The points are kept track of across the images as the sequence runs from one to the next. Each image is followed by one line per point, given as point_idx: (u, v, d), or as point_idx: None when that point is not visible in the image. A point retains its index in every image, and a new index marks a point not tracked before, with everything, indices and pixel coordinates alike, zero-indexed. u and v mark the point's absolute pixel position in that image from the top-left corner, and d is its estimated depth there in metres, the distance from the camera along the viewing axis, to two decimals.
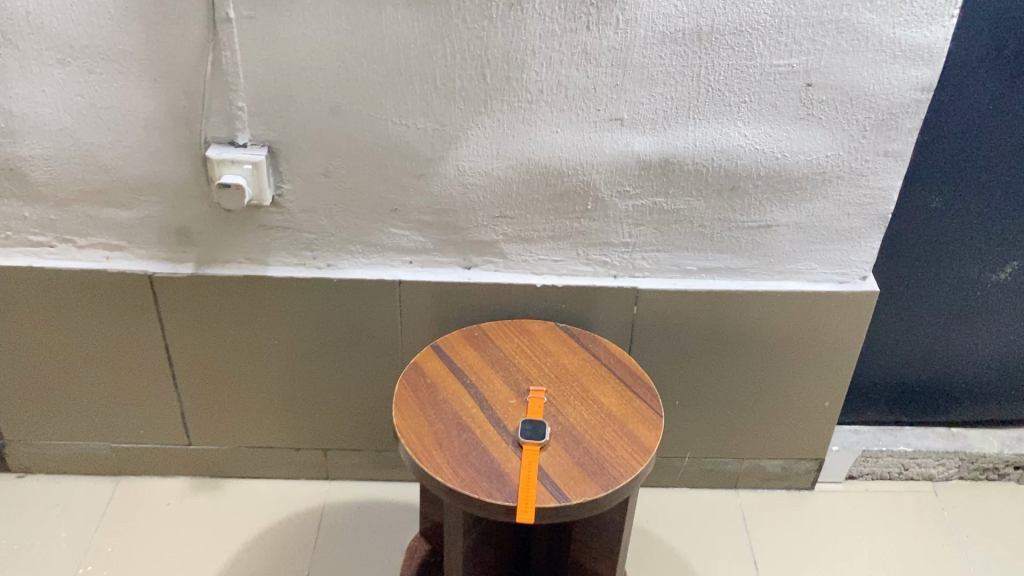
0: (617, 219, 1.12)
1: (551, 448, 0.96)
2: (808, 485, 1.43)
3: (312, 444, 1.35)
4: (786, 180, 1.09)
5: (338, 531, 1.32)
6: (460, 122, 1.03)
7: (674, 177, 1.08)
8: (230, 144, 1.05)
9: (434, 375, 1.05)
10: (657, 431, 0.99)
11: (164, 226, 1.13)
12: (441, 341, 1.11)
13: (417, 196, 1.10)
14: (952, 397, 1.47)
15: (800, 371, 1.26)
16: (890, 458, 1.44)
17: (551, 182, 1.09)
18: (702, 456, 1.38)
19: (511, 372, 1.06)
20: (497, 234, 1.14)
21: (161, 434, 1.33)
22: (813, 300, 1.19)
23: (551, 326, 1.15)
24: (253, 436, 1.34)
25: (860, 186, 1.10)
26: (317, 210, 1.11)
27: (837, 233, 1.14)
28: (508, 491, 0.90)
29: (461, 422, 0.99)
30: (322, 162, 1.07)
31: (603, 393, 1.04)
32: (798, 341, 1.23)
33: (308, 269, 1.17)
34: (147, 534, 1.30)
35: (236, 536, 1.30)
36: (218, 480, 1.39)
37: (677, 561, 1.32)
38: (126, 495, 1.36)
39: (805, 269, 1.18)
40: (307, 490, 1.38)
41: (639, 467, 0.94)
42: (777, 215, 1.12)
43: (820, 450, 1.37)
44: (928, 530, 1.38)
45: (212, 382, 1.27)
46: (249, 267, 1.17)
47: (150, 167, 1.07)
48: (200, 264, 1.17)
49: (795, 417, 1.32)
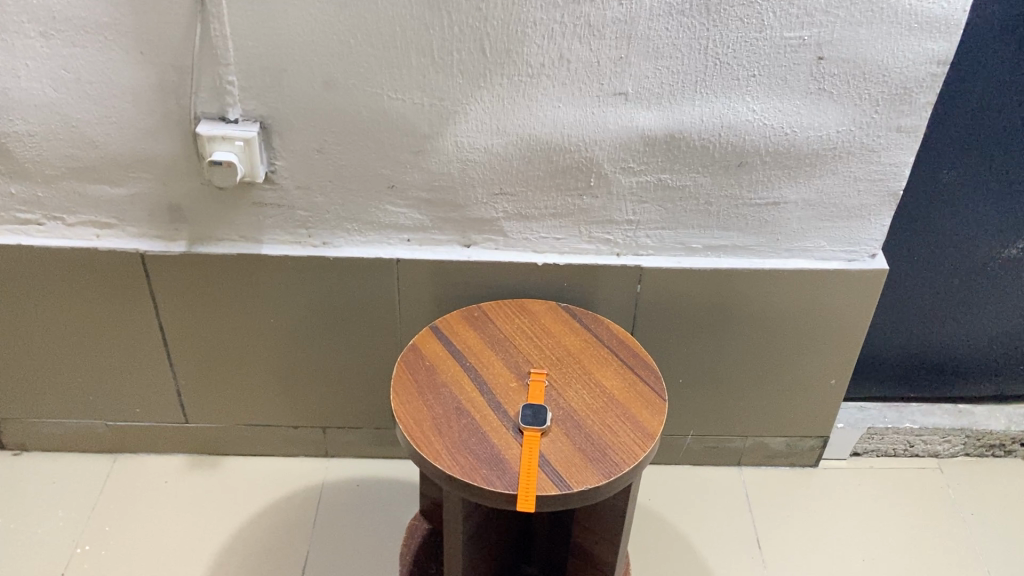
0: (620, 196, 1.09)
1: (552, 434, 0.94)
2: (813, 462, 1.42)
3: (311, 422, 1.33)
4: (795, 156, 1.05)
5: (337, 511, 1.31)
6: (459, 97, 1.00)
7: (679, 154, 1.05)
8: (220, 120, 1.02)
9: (433, 358, 1.03)
10: (661, 415, 0.97)
11: (154, 204, 1.10)
12: (439, 321, 1.08)
13: (414, 172, 1.06)
14: (959, 373, 1.45)
15: (805, 349, 1.24)
16: (896, 435, 1.41)
17: (552, 158, 1.05)
18: (705, 433, 1.36)
19: (512, 354, 1.04)
20: (497, 212, 1.11)
21: (158, 411, 1.31)
22: (820, 277, 1.16)
23: (553, 305, 1.13)
24: (250, 415, 1.32)
25: (871, 162, 1.06)
26: (311, 187, 1.08)
27: (846, 210, 1.11)
28: (508, 479, 0.89)
29: (460, 406, 0.97)
30: (316, 138, 1.03)
31: (605, 375, 1.02)
32: (806, 319, 1.20)
33: (304, 247, 1.14)
34: (145, 513, 1.29)
35: (234, 515, 1.29)
36: (216, 458, 1.37)
37: (679, 541, 1.31)
38: (122, 473, 1.34)
39: (813, 247, 1.15)
40: (305, 469, 1.37)
41: (643, 453, 0.93)
42: (785, 191, 1.09)
43: (825, 427, 1.35)
44: (933, 508, 1.37)
45: (209, 360, 1.25)
46: (241, 245, 1.14)
47: (139, 143, 1.04)
48: (192, 241, 1.14)
49: (800, 395, 1.30)
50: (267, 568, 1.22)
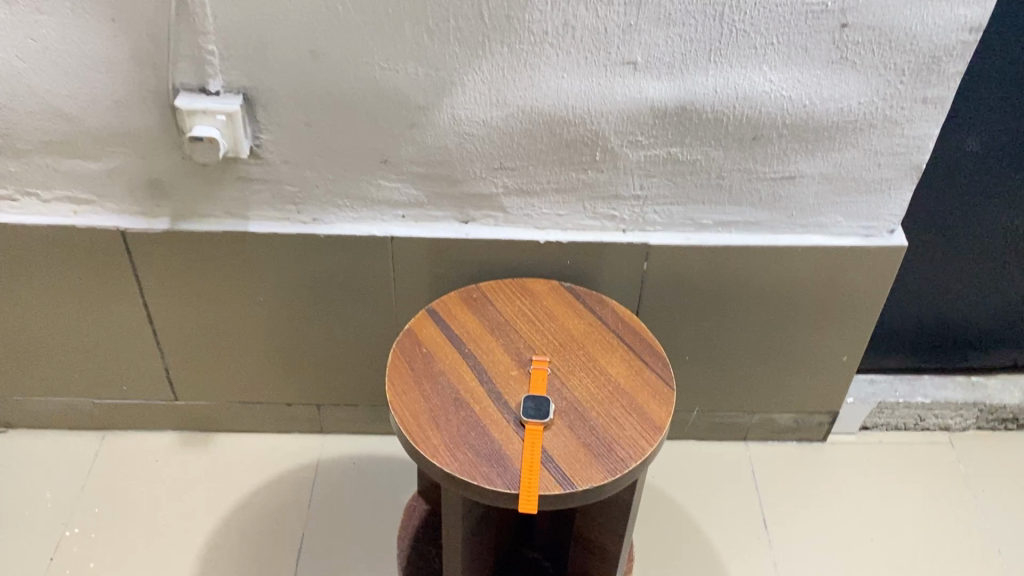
0: (627, 170, 1.03)
1: (555, 427, 0.90)
2: (821, 437, 1.38)
3: (304, 400, 1.29)
4: (813, 129, 0.99)
5: (332, 490, 1.27)
6: (455, 66, 0.93)
7: (691, 126, 0.99)
8: (201, 92, 0.95)
9: (430, 344, 0.98)
10: (669, 405, 0.93)
11: (134, 179, 1.04)
12: (436, 303, 1.03)
13: (408, 146, 1.00)
14: (974, 343, 1.41)
15: (817, 325, 1.19)
16: (907, 409, 1.38)
17: (555, 131, 0.99)
18: (711, 409, 1.32)
19: (513, 340, 0.99)
20: (497, 187, 1.05)
21: (146, 389, 1.27)
22: (836, 255, 1.10)
23: (555, 285, 1.07)
24: (242, 392, 1.28)
25: (893, 135, 1.00)
26: (300, 162, 1.02)
27: (865, 184, 1.05)
28: (509, 478, 0.85)
29: (459, 398, 0.93)
30: (303, 110, 0.97)
31: (610, 362, 0.97)
32: (820, 296, 1.15)
33: (293, 223, 1.08)
34: (136, 493, 1.25)
35: (227, 495, 1.26)
36: (208, 435, 1.34)
37: (684, 520, 1.28)
38: (112, 451, 1.31)
39: (829, 223, 1.09)
40: (300, 446, 1.33)
41: (650, 447, 0.89)
42: (802, 165, 1.03)
43: (835, 403, 1.31)
44: (943, 484, 1.33)
45: (197, 337, 1.20)
46: (227, 222, 1.08)
47: (114, 116, 0.97)
48: (176, 218, 1.08)
49: (810, 371, 1.26)
50: (262, 551, 1.19)
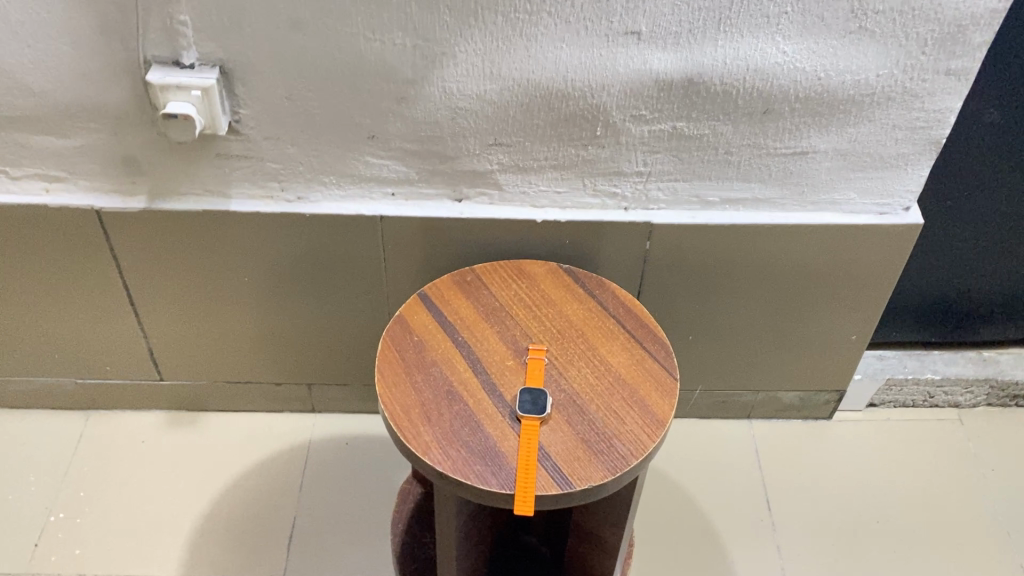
0: (629, 146, 0.97)
1: (553, 422, 0.86)
2: (827, 414, 1.34)
3: (295, 379, 1.25)
4: (827, 103, 0.93)
5: (323, 472, 1.24)
6: (446, 37, 0.87)
7: (697, 100, 0.93)
8: (174, 66, 0.89)
9: (421, 332, 0.93)
10: (672, 397, 0.89)
11: (108, 156, 0.98)
12: (428, 287, 0.98)
13: (397, 121, 0.94)
14: (986, 318, 1.36)
15: (826, 304, 1.14)
16: (916, 386, 1.33)
17: (553, 105, 0.93)
18: (715, 388, 1.28)
19: (508, 327, 0.95)
20: (492, 164, 0.99)
21: (130, 369, 1.23)
22: (848, 233, 1.05)
23: (553, 267, 1.02)
24: (230, 371, 1.23)
25: (913, 109, 0.94)
26: (282, 138, 0.96)
27: (881, 160, 0.99)
28: (504, 477, 0.81)
29: (451, 390, 0.88)
30: (284, 84, 0.91)
31: (611, 351, 0.93)
32: (830, 275, 1.10)
33: (276, 202, 1.03)
34: (121, 477, 1.22)
35: (216, 478, 1.23)
36: (195, 414, 1.30)
37: (685, 502, 1.25)
38: (97, 432, 1.27)
39: (842, 200, 1.03)
40: (291, 426, 1.29)
41: (652, 444, 0.85)
42: (815, 140, 0.97)
43: (842, 381, 1.27)
44: (952, 464, 1.30)
45: (181, 317, 1.16)
46: (208, 200, 1.03)
47: (83, 91, 0.91)
48: (153, 196, 1.02)
49: (818, 350, 1.21)
50: (251, 537, 1.16)
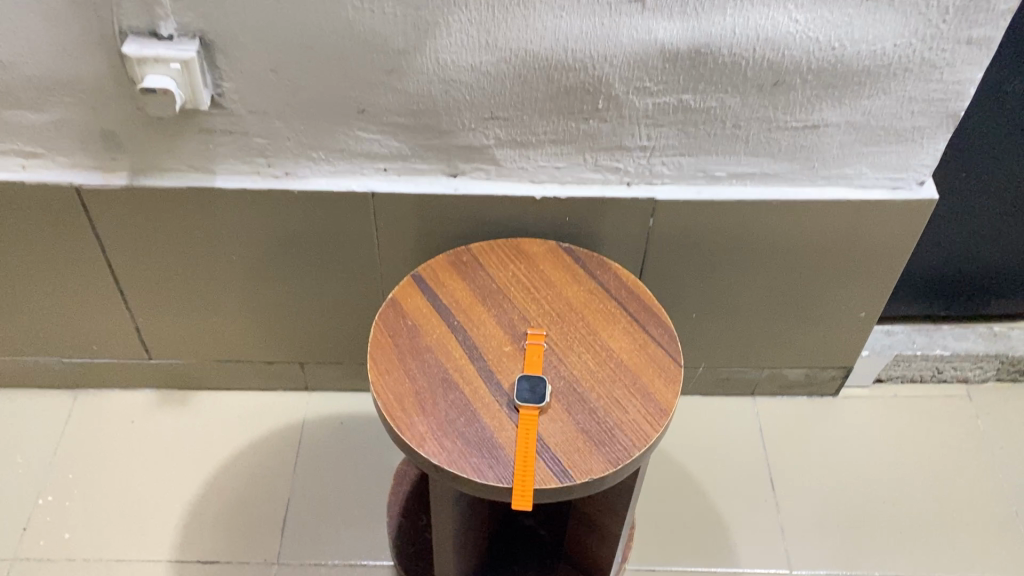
0: (633, 119, 0.93)
1: (552, 412, 0.83)
2: (833, 391, 1.31)
3: (287, 358, 1.22)
4: (841, 74, 0.88)
5: (317, 452, 1.21)
6: (439, 6, 0.82)
7: (705, 72, 0.88)
8: (152, 37, 0.84)
9: (415, 316, 0.90)
10: (676, 384, 0.85)
11: (86, 131, 0.94)
12: (422, 268, 0.94)
13: (388, 94, 0.90)
14: (998, 291, 1.32)
15: (834, 281, 1.11)
16: (924, 361, 1.30)
17: (553, 77, 0.88)
18: (718, 365, 1.25)
19: (506, 311, 0.91)
20: (488, 138, 0.95)
21: (118, 348, 1.19)
22: (860, 209, 1.01)
23: (552, 245, 0.98)
24: (220, 350, 1.20)
25: (931, 80, 0.89)
26: (267, 112, 0.92)
27: (895, 133, 0.95)
28: (501, 471, 0.78)
29: (447, 378, 0.85)
30: (268, 56, 0.86)
31: (612, 335, 0.89)
32: (840, 251, 1.06)
33: (264, 178, 0.99)
34: (111, 458, 1.19)
35: (208, 459, 1.20)
36: (186, 393, 1.27)
37: (687, 482, 1.22)
38: (86, 411, 1.24)
39: (854, 174, 0.99)
40: (284, 404, 1.26)
41: (655, 434, 0.81)
42: (827, 113, 0.92)
43: (849, 358, 1.23)
44: (959, 441, 1.27)
45: (167, 295, 1.12)
46: (192, 177, 0.98)
47: (57, 64, 0.86)
48: (134, 172, 0.98)
49: (825, 327, 1.18)
50: (244, 519, 1.14)
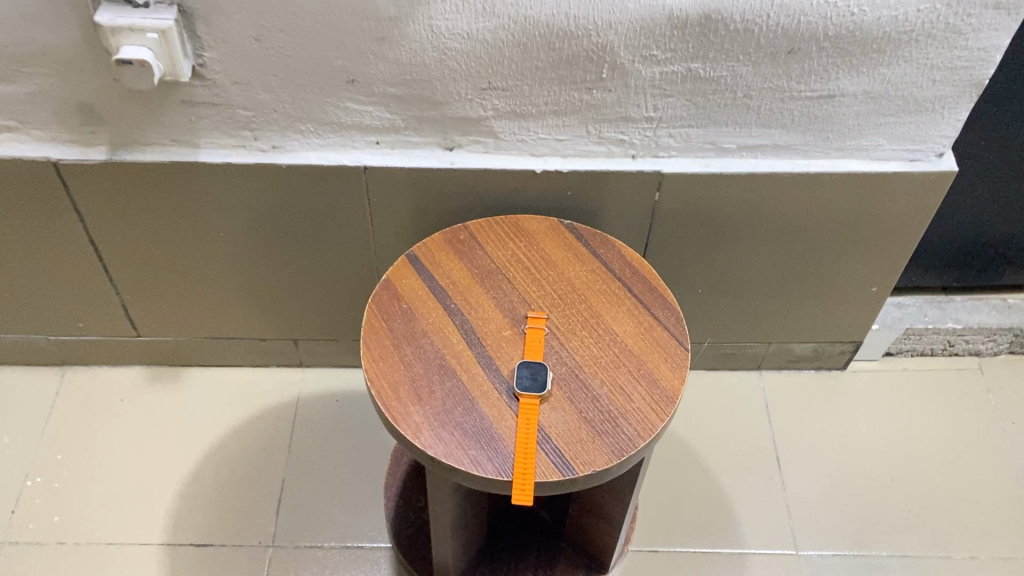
0: (638, 89, 0.88)
1: (554, 400, 0.79)
2: (841, 365, 1.28)
3: (280, 334, 1.18)
4: (860, 41, 0.83)
5: (312, 430, 1.18)
6: None
7: (715, 39, 0.82)
8: (126, 4, 0.78)
9: (410, 298, 0.86)
10: (683, 370, 0.82)
11: (61, 103, 0.89)
12: (417, 247, 0.90)
13: (379, 64, 0.84)
14: (1013, 262, 1.28)
15: (846, 255, 1.06)
16: (935, 335, 1.27)
17: (554, 45, 0.83)
18: (724, 339, 1.21)
19: (505, 293, 0.87)
20: (486, 109, 0.90)
21: (104, 325, 1.16)
22: (875, 181, 0.96)
23: (553, 222, 0.94)
24: (210, 326, 1.17)
25: (955, 47, 0.84)
26: (252, 83, 0.87)
27: (915, 103, 0.90)
28: (500, 462, 0.75)
29: (444, 364, 0.81)
30: (251, 23, 0.81)
31: (616, 318, 0.85)
32: (853, 225, 1.02)
33: (250, 151, 0.94)
34: (101, 438, 1.16)
35: (200, 438, 1.17)
36: (177, 370, 1.23)
37: (691, 460, 1.19)
38: (74, 389, 1.21)
39: (870, 146, 0.94)
40: (278, 381, 1.23)
41: (661, 422, 0.78)
42: (844, 82, 0.87)
43: (858, 332, 1.20)
44: (970, 417, 1.24)
45: (153, 272, 1.08)
46: (174, 151, 0.94)
47: (26, 33, 0.81)
48: (114, 146, 0.93)
49: (835, 301, 1.14)
50: (238, 501, 1.11)
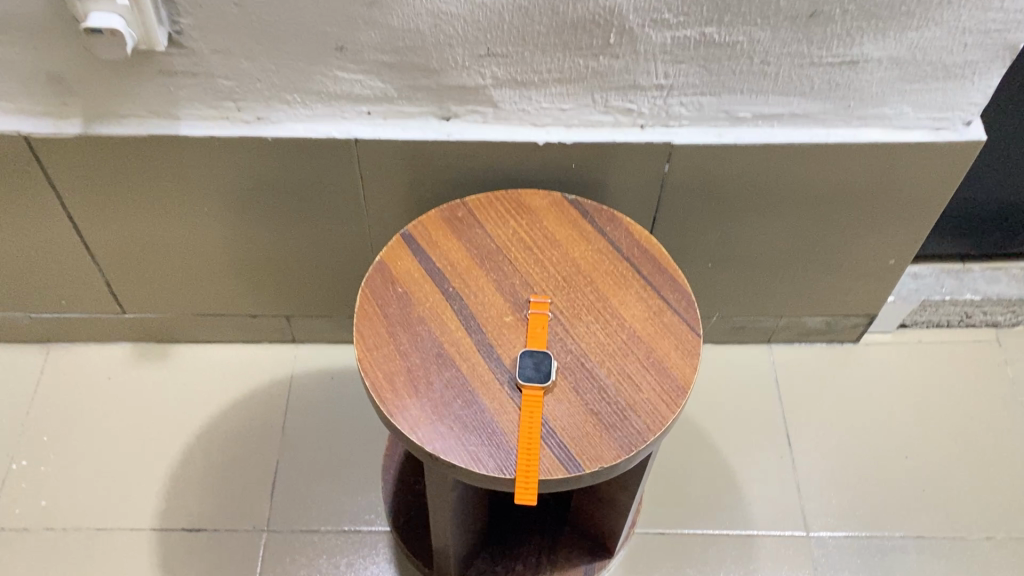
0: (648, 56, 0.82)
1: (558, 391, 0.75)
2: (853, 338, 1.24)
3: (271, 311, 1.14)
4: (888, 3, 0.76)
5: (307, 409, 1.14)
6: None
7: (732, 2, 0.76)
8: None
9: (405, 281, 0.81)
10: (694, 358, 0.77)
11: (29, 73, 0.83)
12: (413, 226, 0.85)
13: (369, 30, 0.78)
14: None
15: (864, 227, 1.01)
16: (952, 307, 1.22)
17: (557, 9, 0.76)
18: (733, 313, 1.17)
19: (506, 275, 0.82)
20: (485, 78, 0.84)
21: (88, 301, 1.11)
22: (898, 152, 0.91)
23: (557, 197, 0.89)
24: (198, 302, 1.12)
25: (990, 9, 0.77)
26: (233, 50, 0.81)
27: (943, 68, 0.84)
28: (503, 459, 0.71)
29: (442, 353, 0.77)
30: None
31: (623, 302, 0.81)
32: (872, 197, 0.97)
33: (233, 123, 0.88)
34: (87, 418, 1.12)
35: (191, 418, 1.13)
36: (165, 346, 1.19)
37: (698, 437, 1.16)
38: (59, 367, 1.16)
39: (893, 114, 0.89)
40: (271, 357, 1.19)
41: (672, 415, 0.74)
42: (869, 48, 0.81)
43: (873, 305, 1.15)
44: (987, 391, 1.20)
45: (136, 248, 1.03)
46: (153, 123, 0.88)
47: None
48: (88, 118, 0.87)
49: (850, 273, 1.09)
50: (230, 483, 1.08)
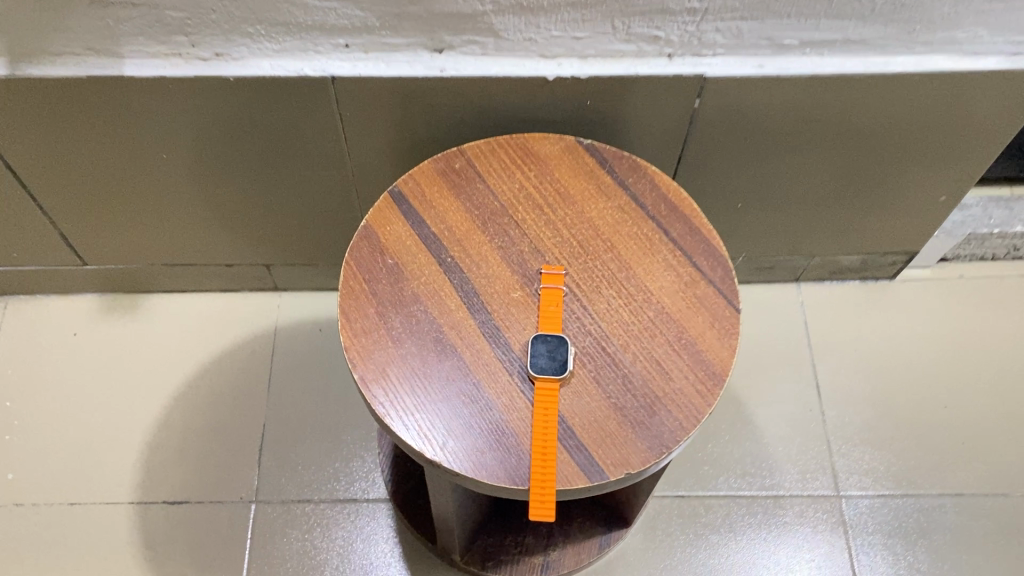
0: None
1: (578, 381, 0.64)
2: (889, 275, 1.14)
3: (250, 259, 1.03)
4: None
5: (294, 365, 1.05)
6: None
7: None
8: None
9: (397, 251, 0.70)
10: (733, 337, 0.67)
11: None
12: (404, 182, 0.74)
13: None
14: None
15: (915, 163, 0.89)
16: (1000, 239, 1.11)
17: None
18: (760, 253, 1.06)
19: (512, 241, 0.71)
20: (483, 4, 0.70)
21: (45, 254, 1.00)
22: (967, 81, 0.78)
23: (569, 142, 0.77)
24: (167, 252, 1.01)
25: None
26: None
27: None
28: (514, 467, 0.61)
29: (440, 338, 0.66)
30: None
31: (649, 271, 0.70)
32: (929, 131, 0.85)
33: (188, 62, 0.75)
34: (53, 381, 1.03)
35: (166, 377, 1.03)
36: (135, 297, 1.09)
37: None
38: (19, 322, 1.06)
39: (965, 38, 0.75)
40: (253, 307, 1.09)
41: (709, 407, 0.63)
42: None
43: (913, 241, 1.05)
44: None
45: (90, 197, 0.91)
46: (93, 63, 0.74)
47: None
48: (15, 59, 0.74)
49: (893, 210, 0.98)
50: (213, 450, 0.99)
